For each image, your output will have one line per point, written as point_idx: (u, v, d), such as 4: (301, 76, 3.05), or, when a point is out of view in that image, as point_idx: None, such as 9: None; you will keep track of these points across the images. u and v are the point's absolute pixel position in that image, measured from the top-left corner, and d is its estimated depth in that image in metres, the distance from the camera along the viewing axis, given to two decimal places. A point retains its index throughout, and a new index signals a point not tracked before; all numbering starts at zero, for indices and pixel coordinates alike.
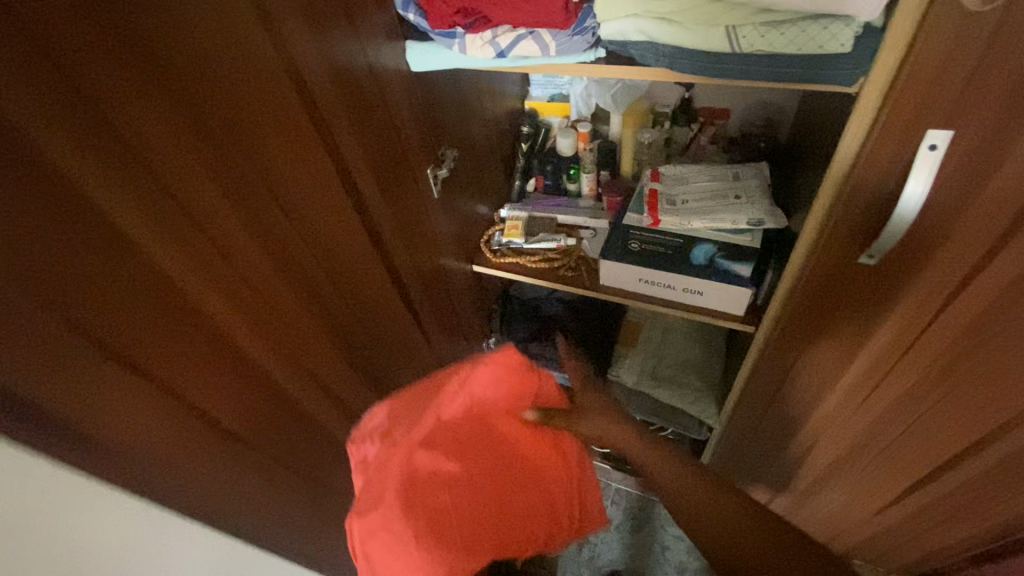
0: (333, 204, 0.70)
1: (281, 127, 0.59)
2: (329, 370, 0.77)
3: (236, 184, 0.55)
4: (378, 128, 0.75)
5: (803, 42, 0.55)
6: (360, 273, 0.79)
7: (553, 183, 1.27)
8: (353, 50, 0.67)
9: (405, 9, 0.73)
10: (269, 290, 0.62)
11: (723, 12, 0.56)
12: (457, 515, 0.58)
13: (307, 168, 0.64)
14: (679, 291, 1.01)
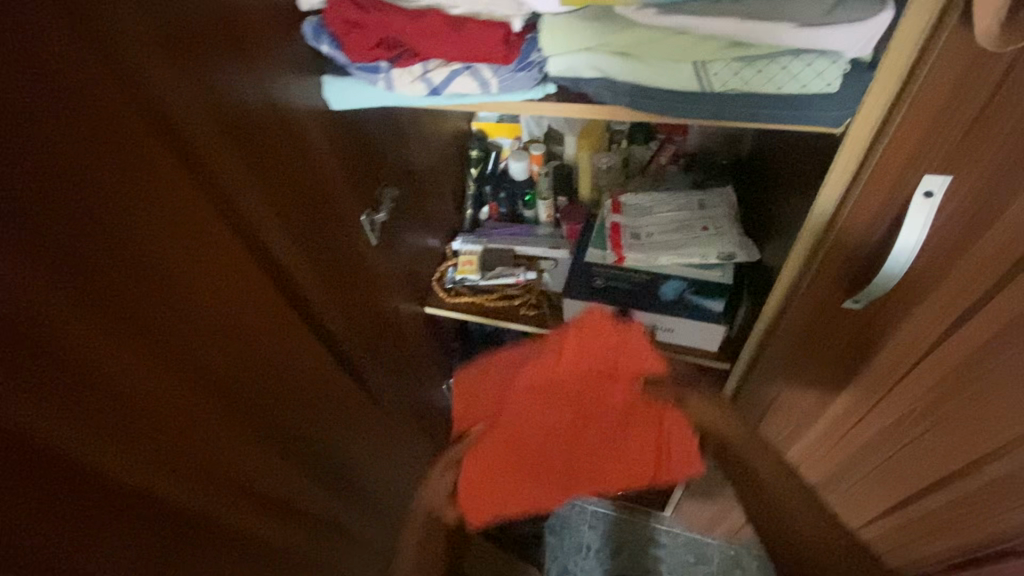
0: (281, 319, 0.64)
1: (213, 261, 0.52)
2: (258, 469, 0.63)
3: (170, 343, 0.49)
4: (287, 172, 0.62)
5: (783, 81, 0.47)
6: (285, 346, 0.65)
7: (508, 211, 1.17)
8: (252, 92, 0.55)
9: (317, 40, 0.61)
10: (218, 437, 0.56)
11: (691, 44, 0.47)
12: (539, 441, 0.75)
13: (248, 293, 0.58)
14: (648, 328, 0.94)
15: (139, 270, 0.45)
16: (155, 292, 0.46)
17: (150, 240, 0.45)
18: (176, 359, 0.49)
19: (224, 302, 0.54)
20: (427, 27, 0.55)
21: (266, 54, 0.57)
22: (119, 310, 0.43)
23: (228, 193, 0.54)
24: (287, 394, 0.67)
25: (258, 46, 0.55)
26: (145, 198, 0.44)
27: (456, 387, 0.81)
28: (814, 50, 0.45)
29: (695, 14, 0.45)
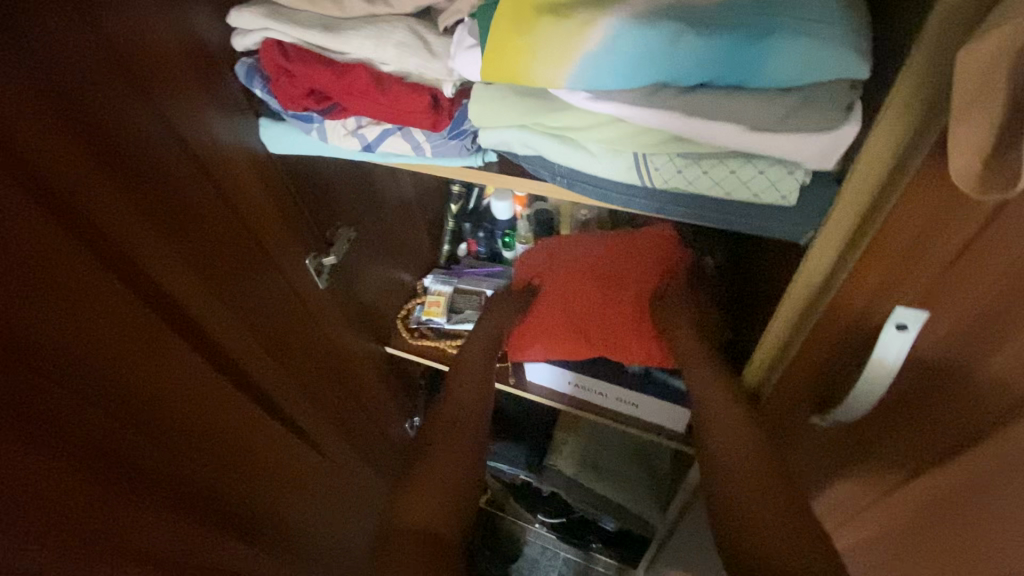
0: (210, 388, 0.59)
1: (125, 336, 0.48)
2: (179, 551, 0.56)
3: (72, 430, 0.44)
4: (209, 222, 0.57)
5: (732, 187, 0.41)
6: (205, 413, 0.59)
7: (487, 251, 1.10)
8: (164, 140, 0.50)
9: (250, 82, 0.56)
10: (139, 526, 0.51)
11: (630, 133, 0.41)
12: (555, 292, 0.85)
13: (167, 367, 0.53)
14: (612, 399, 0.88)
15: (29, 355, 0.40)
16: (26, 369, 0.40)
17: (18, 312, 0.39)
18: (59, 443, 0.42)
19: (120, 374, 0.48)
20: (355, 84, 0.50)
21: (186, 99, 0.52)
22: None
23: (127, 253, 0.48)
24: (219, 466, 0.62)
25: (175, 90, 0.51)
26: (10, 266, 0.38)
27: (530, 261, 0.89)
28: (767, 157, 0.38)
29: (632, 103, 0.39)
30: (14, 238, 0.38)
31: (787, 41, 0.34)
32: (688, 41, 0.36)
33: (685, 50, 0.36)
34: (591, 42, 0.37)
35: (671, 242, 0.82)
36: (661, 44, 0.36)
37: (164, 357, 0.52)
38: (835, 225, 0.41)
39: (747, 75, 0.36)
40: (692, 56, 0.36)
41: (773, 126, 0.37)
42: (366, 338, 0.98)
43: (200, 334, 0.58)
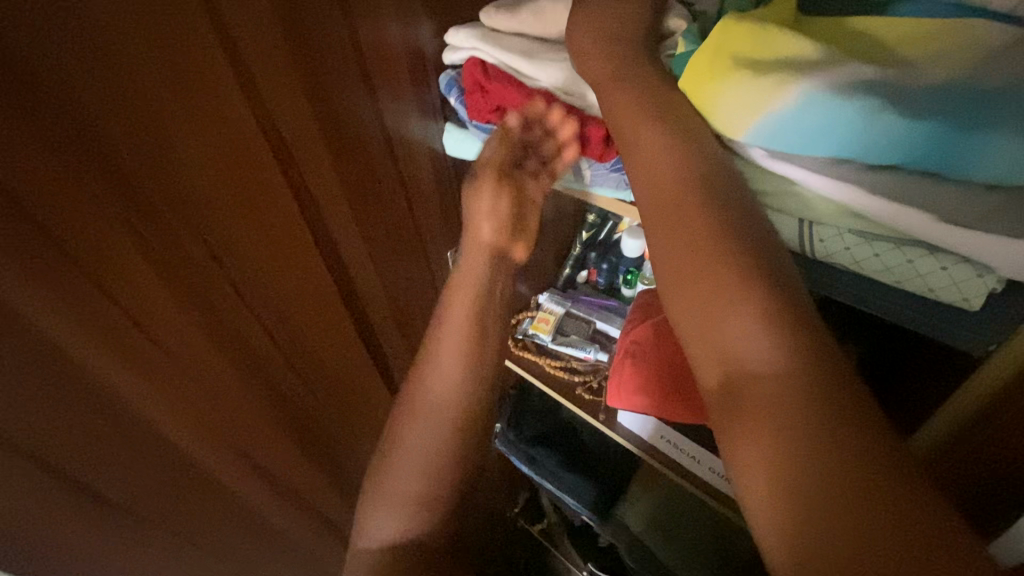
0: (326, 309, 0.68)
1: (275, 242, 0.58)
2: (247, 429, 0.67)
3: (211, 297, 0.54)
4: (376, 188, 0.66)
5: (904, 275, 0.38)
6: (316, 331, 0.69)
7: (605, 283, 1.13)
8: (365, 117, 0.60)
9: (447, 90, 0.65)
10: (223, 390, 0.61)
11: (802, 198, 0.41)
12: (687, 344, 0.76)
13: (298, 279, 0.62)
14: (702, 466, 0.82)
15: (204, 228, 0.50)
16: (207, 246, 0.51)
17: (215, 208, 0.50)
18: (204, 308, 0.54)
19: (266, 275, 0.58)
20: (545, 112, 0.56)
21: (397, 92, 0.62)
22: (168, 257, 0.48)
23: (304, 181, 0.57)
24: (305, 375, 0.71)
25: (385, 83, 0.61)
26: (226, 172, 0.50)
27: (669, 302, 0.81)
28: (954, 252, 0.36)
29: (810, 169, 0.39)
30: (236, 154, 0.50)
31: (1000, 136, 0.33)
32: (887, 118, 0.35)
33: (887, 129, 0.35)
34: (784, 105, 0.38)
35: None
36: (858, 117, 0.36)
37: (300, 271, 0.62)
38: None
39: (950, 164, 0.34)
40: (891, 134, 0.35)
41: (969, 222, 0.34)
42: None
43: (342, 272, 0.68)
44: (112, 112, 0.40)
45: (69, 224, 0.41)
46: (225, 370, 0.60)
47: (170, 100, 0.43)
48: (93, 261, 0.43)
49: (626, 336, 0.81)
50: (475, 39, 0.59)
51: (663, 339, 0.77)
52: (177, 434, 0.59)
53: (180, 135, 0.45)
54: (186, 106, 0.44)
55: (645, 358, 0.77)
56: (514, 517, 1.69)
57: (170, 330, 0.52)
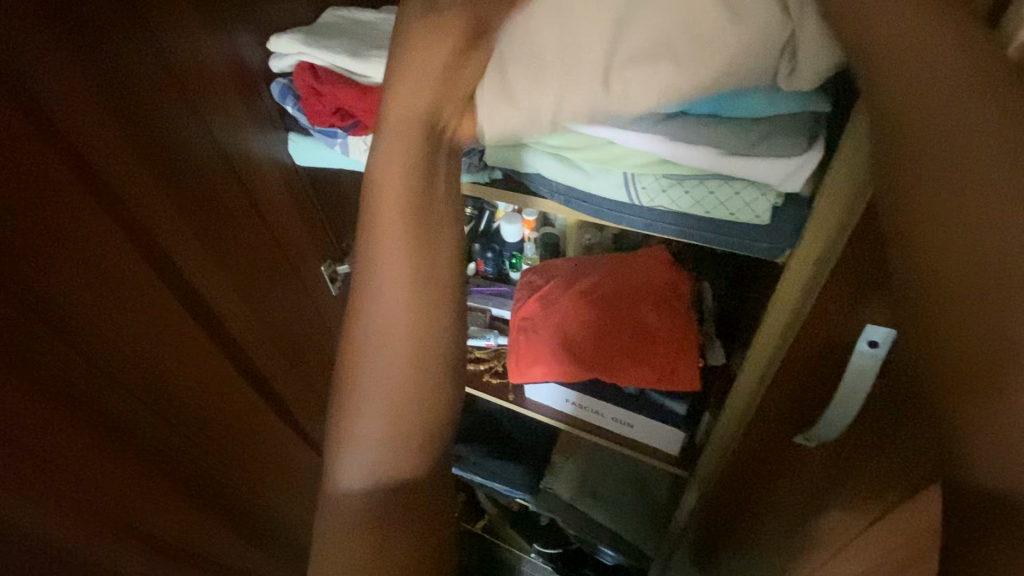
0: (193, 342, 0.61)
1: (104, 267, 0.49)
2: (127, 505, 0.57)
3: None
4: (227, 210, 0.62)
5: (711, 206, 0.44)
6: (188, 378, 0.61)
7: (495, 271, 1.15)
8: (197, 138, 0.56)
9: (283, 100, 0.63)
10: (75, 465, 0.50)
11: (617, 155, 0.45)
12: (568, 309, 0.81)
13: (147, 310, 0.54)
14: (608, 419, 0.87)
15: None
16: (43, 318, 0.45)
17: (18, 256, 0.42)
18: (36, 379, 0.45)
19: (81, 317, 0.47)
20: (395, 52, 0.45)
21: (223, 106, 0.59)
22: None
23: (131, 209, 0.51)
24: (184, 422, 0.62)
25: (211, 98, 0.57)
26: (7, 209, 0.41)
27: (548, 274, 0.86)
28: (741, 179, 0.42)
29: (618, 127, 0.44)
30: (31, 198, 0.42)
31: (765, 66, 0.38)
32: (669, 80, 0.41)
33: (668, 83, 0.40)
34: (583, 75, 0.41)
35: (674, 267, 0.83)
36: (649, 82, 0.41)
37: (144, 297, 0.54)
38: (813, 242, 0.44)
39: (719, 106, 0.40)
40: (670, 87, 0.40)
41: (743, 152, 0.41)
42: None
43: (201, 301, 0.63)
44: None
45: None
46: (68, 438, 0.49)
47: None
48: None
49: (517, 313, 0.84)
50: (302, 41, 0.59)
51: (549, 305, 0.83)
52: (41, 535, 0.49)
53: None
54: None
55: (536, 330, 0.81)
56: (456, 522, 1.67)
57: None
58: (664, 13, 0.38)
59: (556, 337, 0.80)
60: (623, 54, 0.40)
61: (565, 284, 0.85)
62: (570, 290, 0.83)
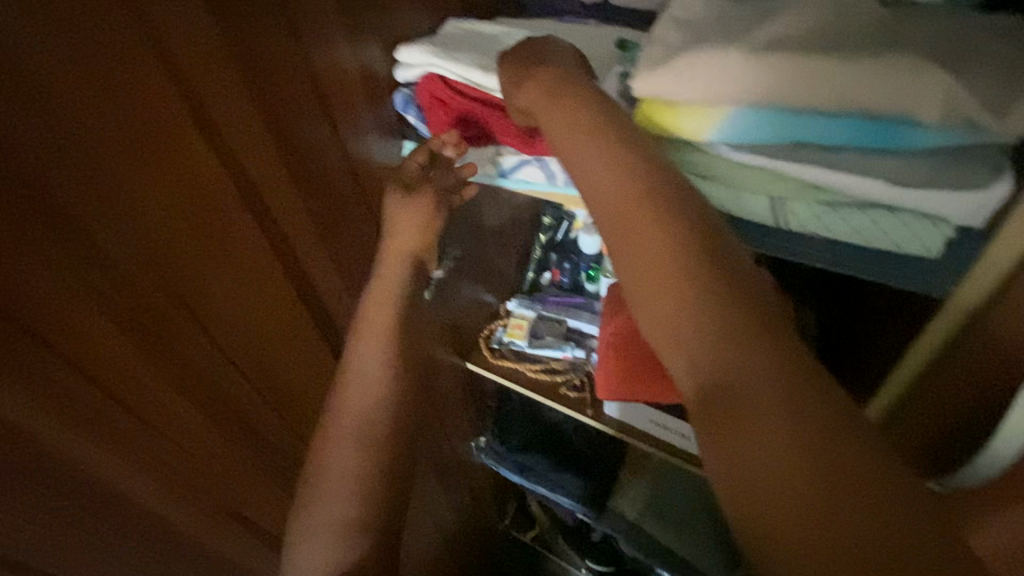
0: (303, 337, 0.65)
1: (241, 270, 0.54)
2: (233, 483, 0.63)
3: (155, 338, 0.48)
4: (344, 213, 0.65)
5: (872, 235, 0.42)
6: (292, 368, 0.65)
7: (570, 282, 1.14)
8: (327, 145, 0.59)
9: (405, 110, 0.64)
10: (202, 446, 0.57)
11: (766, 179, 0.44)
12: None
13: (273, 308, 0.59)
14: (693, 443, 0.86)
15: (143, 260, 0.45)
16: (182, 300, 0.49)
17: (169, 243, 0.47)
18: (167, 357, 0.50)
19: (225, 315, 0.54)
20: (524, 91, 0.50)
21: (352, 116, 0.61)
22: (122, 306, 0.45)
23: (272, 215, 0.55)
24: (284, 410, 0.66)
25: (343, 108, 0.60)
26: (168, 202, 0.46)
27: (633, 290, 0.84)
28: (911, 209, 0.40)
29: (777, 156, 0.42)
30: (186, 195, 0.47)
31: (953, 89, 0.35)
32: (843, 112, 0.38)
33: (839, 108, 0.38)
34: (747, 98, 0.39)
35: None
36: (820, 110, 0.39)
37: (272, 295, 0.58)
38: (967, 296, 0.41)
39: (894, 137, 0.38)
40: (839, 116, 0.39)
41: (917, 182, 0.39)
42: (450, 349, 1.03)
43: (316, 302, 0.65)
44: (56, 161, 0.38)
45: (16, 282, 0.38)
46: (200, 423, 0.56)
47: (127, 155, 0.42)
48: (51, 325, 0.41)
49: (603, 330, 0.82)
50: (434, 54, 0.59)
51: (642, 328, 0.79)
52: (146, 497, 0.54)
53: (129, 177, 0.42)
54: (138, 148, 0.42)
55: (624, 349, 0.79)
56: (506, 530, 1.66)
57: (134, 385, 0.48)
58: (828, 37, 0.39)
59: (645, 355, 0.78)
60: (798, 42, 0.39)
61: None
62: None
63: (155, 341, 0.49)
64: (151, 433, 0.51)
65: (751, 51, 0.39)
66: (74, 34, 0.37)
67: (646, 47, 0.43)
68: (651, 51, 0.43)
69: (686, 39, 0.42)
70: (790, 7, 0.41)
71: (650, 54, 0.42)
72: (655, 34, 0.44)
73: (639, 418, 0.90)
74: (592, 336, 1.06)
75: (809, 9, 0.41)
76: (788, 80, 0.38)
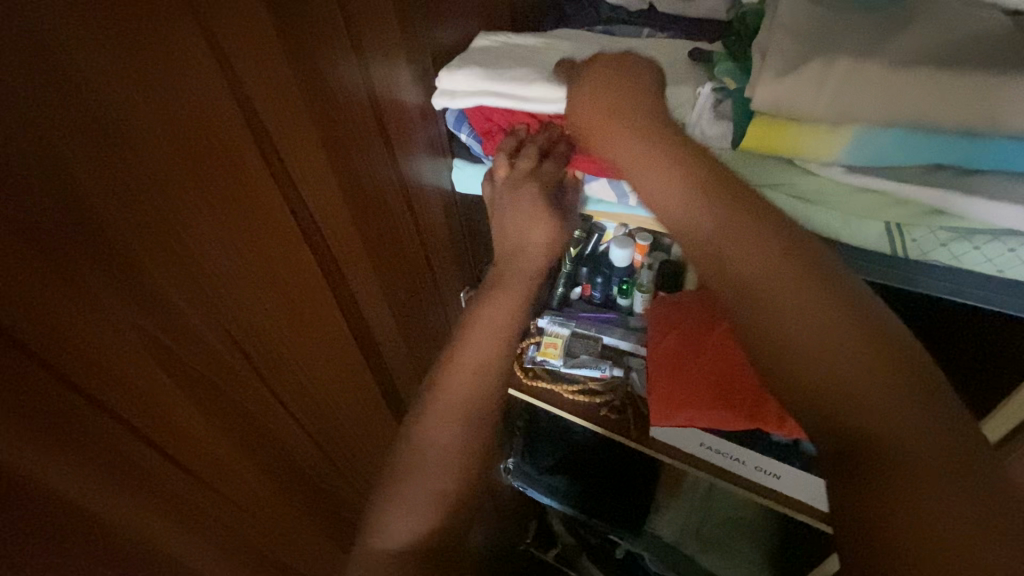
0: (350, 370, 0.60)
1: (299, 307, 0.50)
2: (279, 532, 0.58)
3: (216, 390, 0.44)
4: (392, 236, 0.60)
5: (1006, 263, 0.39)
6: (339, 401, 0.60)
7: (601, 296, 1.09)
8: (380, 164, 0.54)
9: (458, 128, 0.60)
10: (253, 498, 0.52)
11: (884, 204, 0.40)
12: (713, 351, 0.75)
13: (325, 344, 0.55)
14: (749, 468, 0.82)
15: (208, 308, 0.41)
16: (240, 344, 0.45)
17: (231, 283, 0.42)
18: (223, 406, 0.45)
19: (282, 358, 0.50)
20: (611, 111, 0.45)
21: (405, 134, 0.56)
22: (183, 357, 0.40)
23: (328, 246, 0.51)
24: (330, 449, 0.62)
25: (397, 125, 0.55)
26: (233, 239, 0.41)
27: (682, 309, 0.80)
28: None
29: (903, 179, 0.38)
30: (250, 229, 0.42)
31: None
32: (987, 136, 0.35)
33: (992, 129, 0.35)
34: (883, 115, 0.36)
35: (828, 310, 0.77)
36: (962, 133, 0.36)
37: (325, 331, 0.54)
38: None
39: None
40: (986, 137, 0.35)
41: None
42: None
43: (366, 334, 0.61)
44: (126, 203, 0.33)
45: (74, 344, 0.33)
46: (253, 473, 0.51)
47: (197, 193, 0.37)
48: (114, 387, 0.36)
49: (655, 353, 0.78)
50: (495, 47, 0.57)
51: (696, 351, 0.75)
52: (199, 560, 0.48)
53: (199, 215, 0.38)
54: (205, 182, 0.37)
55: (679, 373, 0.75)
56: (526, 548, 1.61)
57: (191, 441, 0.43)
58: (962, 55, 0.36)
59: (702, 378, 0.74)
60: (934, 60, 0.36)
61: (702, 323, 0.78)
62: (714, 329, 0.76)
63: (215, 394, 0.44)
64: (207, 492, 0.46)
65: (890, 68, 0.36)
66: (142, 56, 0.31)
67: (760, 58, 0.39)
68: (768, 57, 0.39)
69: (804, 49, 0.39)
70: (917, 26, 0.38)
71: (768, 62, 0.39)
72: (764, 45, 0.41)
73: (688, 441, 0.86)
74: (629, 353, 1.02)
75: (933, 26, 0.38)
76: (934, 96, 0.35)
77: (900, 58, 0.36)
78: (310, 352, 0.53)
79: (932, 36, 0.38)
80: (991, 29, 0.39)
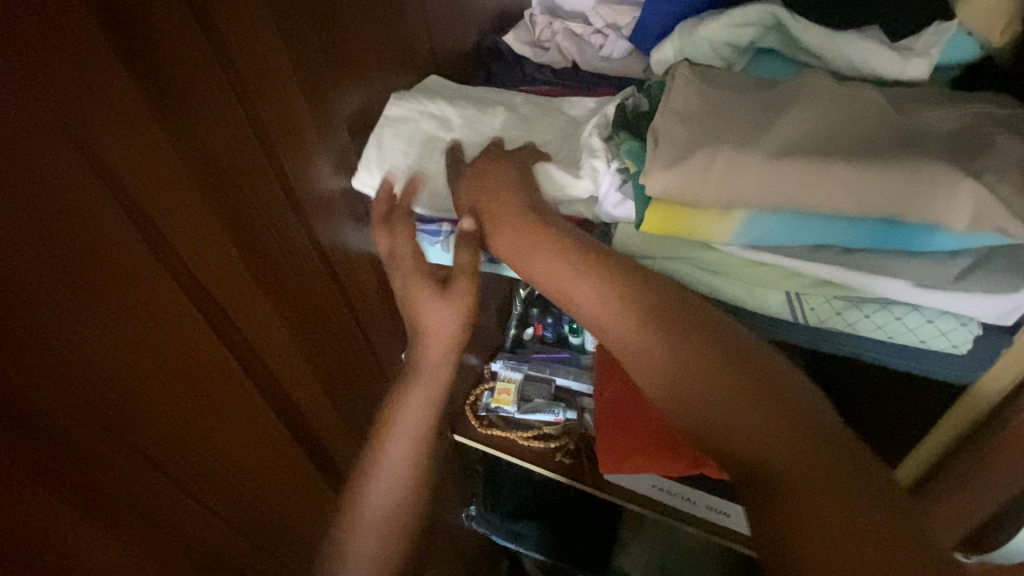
0: (280, 453, 0.58)
1: (215, 400, 0.48)
2: None
3: (119, 502, 0.42)
4: (319, 310, 0.59)
5: (896, 330, 0.41)
6: (272, 486, 0.58)
7: (554, 335, 1.09)
8: (298, 241, 0.53)
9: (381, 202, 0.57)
10: None
11: (780, 276, 0.42)
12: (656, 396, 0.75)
13: (249, 432, 0.53)
14: (700, 506, 0.83)
15: (103, 422, 0.39)
16: (148, 453, 0.43)
17: (130, 392, 0.40)
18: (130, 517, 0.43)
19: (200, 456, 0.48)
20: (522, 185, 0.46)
21: (325, 207, 0.56)
22: (75, 478, 0.38)
23: (245, 334, 0.50)
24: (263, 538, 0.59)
25: (316, 199, 0.54)
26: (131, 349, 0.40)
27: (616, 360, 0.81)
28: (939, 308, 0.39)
29: (792, 255, 0.40)
30: (149, 336, 0.41)
31: (982, 198, 0.34)
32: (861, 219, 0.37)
33: (863, 212, 0.37)
34: (766, 201, 0.38)
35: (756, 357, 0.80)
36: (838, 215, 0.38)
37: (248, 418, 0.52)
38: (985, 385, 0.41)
39: (915, 241, 0.37)
40: (860, 220, 0.37)
41: (942, 283, 0.37)
42: None
43: (296, 414, 0.60)
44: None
45: None
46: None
47: (82, 310, 0.36)
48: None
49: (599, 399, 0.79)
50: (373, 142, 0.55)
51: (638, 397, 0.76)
52: None
53: (84, 332, 0.37)
54: (88, 299, 0.36)
55: (623, 421, 0.75)
56: None
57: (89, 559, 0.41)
58: (833, 141, 0.39)
59: (646, 424, 0.74)
60: (808, 148, 0.38)
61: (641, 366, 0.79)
62: None
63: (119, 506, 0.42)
64: None
65: (765, 158, 0.38)
66: None
67: (651, 144, 0.41)
68: (660, 142, 0.41)
69: (690, 136, 0.40)
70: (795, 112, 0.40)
71: (658, 149, 0.40)
72: (657, 127, 0.42)
73: (639, 483, 0.86)
74: (582, 393, 1.02)
75: (809, 111, 0.41)
76: (809, 185, 0.37)
77: (777, 146, 0.38)
78: (231, 442, 0.51)
79: (808, 122, 0.40)
80: (865, 110, 0.41)
